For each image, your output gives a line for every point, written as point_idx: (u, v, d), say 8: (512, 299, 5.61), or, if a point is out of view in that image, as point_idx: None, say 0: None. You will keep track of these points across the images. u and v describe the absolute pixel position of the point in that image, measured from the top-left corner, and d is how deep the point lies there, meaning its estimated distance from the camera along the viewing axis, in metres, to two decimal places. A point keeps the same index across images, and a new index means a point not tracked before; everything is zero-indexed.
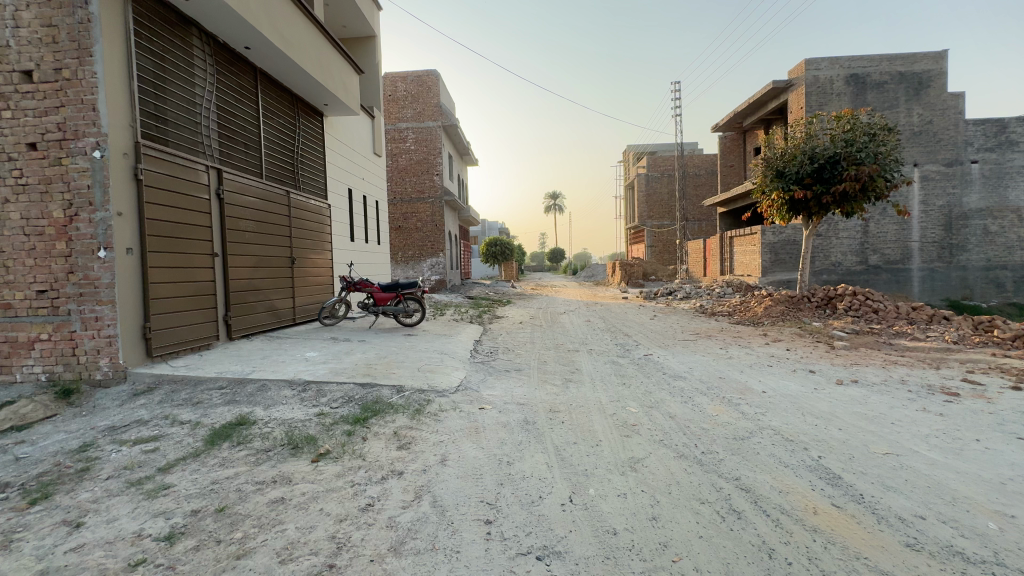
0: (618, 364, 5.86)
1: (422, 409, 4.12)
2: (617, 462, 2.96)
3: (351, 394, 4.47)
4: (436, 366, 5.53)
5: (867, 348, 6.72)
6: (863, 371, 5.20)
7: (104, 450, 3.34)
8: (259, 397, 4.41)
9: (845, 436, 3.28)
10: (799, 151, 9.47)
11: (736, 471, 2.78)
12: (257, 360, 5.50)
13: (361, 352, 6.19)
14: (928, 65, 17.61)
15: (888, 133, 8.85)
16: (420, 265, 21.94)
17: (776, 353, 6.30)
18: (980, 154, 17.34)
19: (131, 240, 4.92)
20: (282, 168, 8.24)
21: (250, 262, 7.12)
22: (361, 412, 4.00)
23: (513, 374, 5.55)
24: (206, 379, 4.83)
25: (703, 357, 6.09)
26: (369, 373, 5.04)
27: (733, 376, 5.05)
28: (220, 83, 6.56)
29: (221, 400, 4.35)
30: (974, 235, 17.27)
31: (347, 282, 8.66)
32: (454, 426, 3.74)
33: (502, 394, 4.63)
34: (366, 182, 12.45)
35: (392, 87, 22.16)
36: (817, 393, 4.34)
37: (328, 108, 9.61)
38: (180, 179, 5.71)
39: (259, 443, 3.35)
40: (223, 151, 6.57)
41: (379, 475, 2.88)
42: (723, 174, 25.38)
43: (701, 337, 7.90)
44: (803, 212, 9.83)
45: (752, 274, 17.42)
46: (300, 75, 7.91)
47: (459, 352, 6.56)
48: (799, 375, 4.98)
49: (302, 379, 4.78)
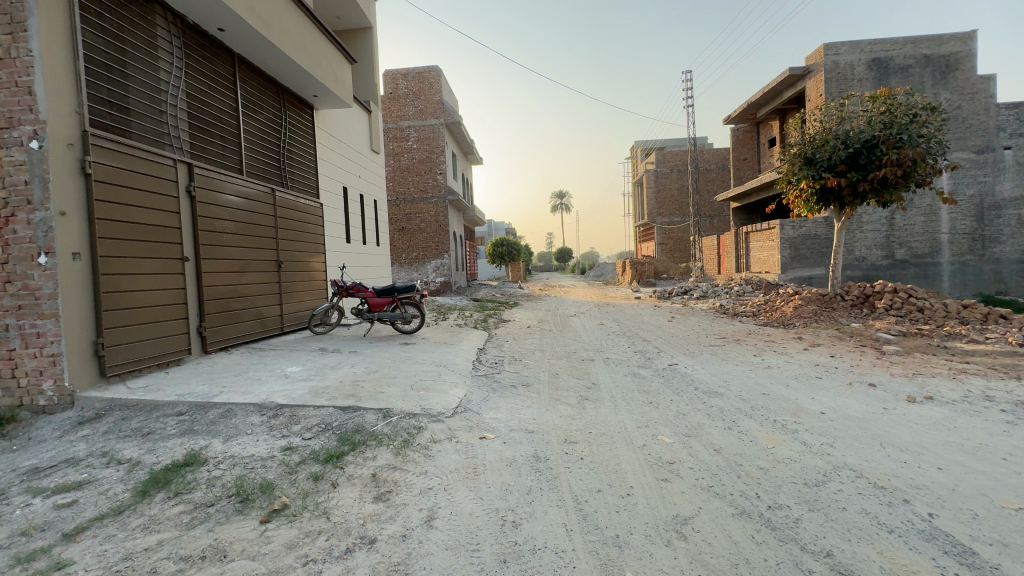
0: (641, 378, 5.09)
1: (409, 441, 3.41)
2: (658, 523, 2.23)
3: (328, 421, 3.78)
4: (432, 383, 4.81)
5: (921, 355, 5.90)
6: (933, 385, 4.39)
7: (9, 505, 2.67)
8: (221, 426, 3.73)
9: (952, 480, 2.53)
10: (831, 135, 8.66)
11: (824, 541, 2.05)
12: (229, 378, 4.83)
13: (349, 366, 5.49)
14: (955, 47, 16.67)
15: (934, 112, 7.95)
16: (424, 267, 21.34)
17: (821, 362, 5.49)
18: (1013, 140, 16.31)
19: (79, 244, 4.28)
20: (266, 163, 7.57)
21: (233, 268, 6.53)
22: (337, 446, 3.30)
23: (520, 390, 4.83)
24: (164, 403, 4.16)
25: (738, 367, 5.34)
26: (353, 394, 4.35)
27: (779, 392, 4.28)
28: (192, 69, 5.93)
29: (175, 431, 3.68)
30: (1008, 227, 16.14)
31: (339, 288, 7.99)
32: (447, 465, 3.03)
33: (506, 418, 3.91)
34: (364, 181, 11.82)
35: (392, 84, 21.53)
36: (890, 416, 3.55)
37: (317, 100, 8.94)
38: (144, 175, 5.07)
39: (201, 494, 2.66)
40: (195, 144, 5.92)
41: (344, 546, 2.17)
42: (736, 168, 24.54)
43: (730, 342, 7.10)
44: (835, 203, 9.01)
45: (771, 271, 16.53)
46: (284, 62, 7.27)
47: (459, 363, 5.83)
48: (857, 391, 4.22)
49: (275, 402, 4.10)
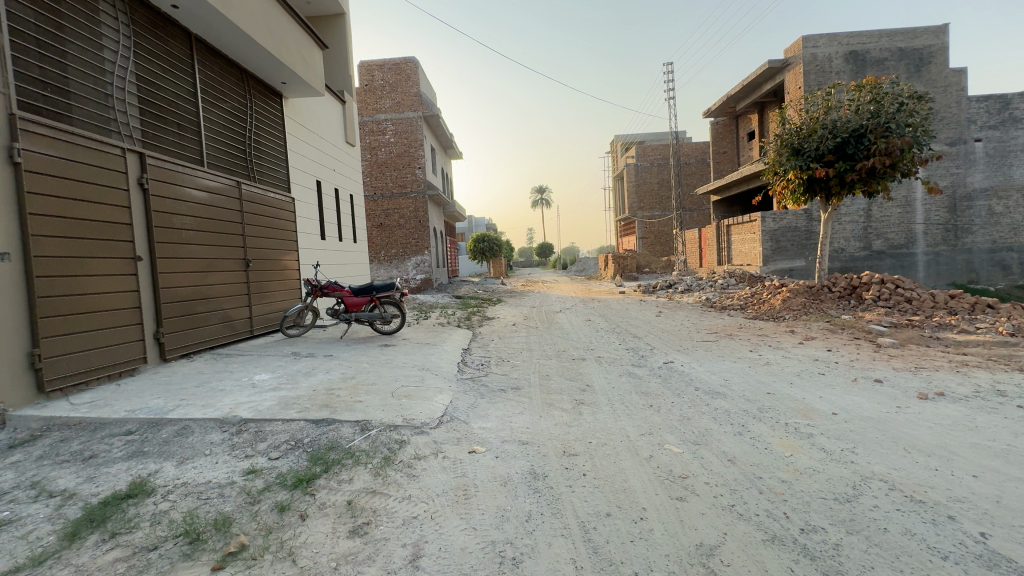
0: (637, 378, 4.81)
1: (391, 459, 3.05)
2: (680, 556, 1.94)
3: (299, 437, 3.39)
4: (414, 390, 4.44)
5: (916, 347, 5.77)
6: (939, 380, 4.20)
7: None
8: (176, 446, 3.30)
9: (993, 491, 2.30)
10: (819, 124, 8.55)
11: (873, 573, 1.78)
12: (189, 390, 4.37)
13: (323, 372, 5.07)
14: (928, 40, 16.90)
15: (920, 100, 7.90)
16: (404, 264, 20.80)
17: (820, 356, 5.29)
18: (983, 132, 16.65)
19: (8, 242, 3.78)
20: (230, 154, 7.04)
21: (197, 268, 6.05)
22: (308, 467, 2.93)
23: (510, 395, 4.51)
24: (110, 421, 3.68)
25: (735, 364, 5.12)
26: (328, 404, 3.96)
27: (785, 391, 4.04)
28: (142, 49, 5.38)
29: (122, 454, 3.24)
30: (979, 216, 16.48)
31: (313, 287, 7.52)
32: (435, 487, 2.69)
33: (497, 428, 3.58)
34: (339, 174, 11.29)
35: (368, 76, 20.80)
36: (906, 416, 3.34)
37: (287, 87, 8.40)
38: (88, 165, 4.55)
39: (141, 535, 2.25)
40: (147, 133, 5.40)
41: None
42: (716, 161, 24.66)
43: (722, 337, 6.89)
44: (821, 193, 8.92)
45: (753, 263, 16.55)
46: (248, 45, 6.75)
47: (443, 366, 5.46)
48: (864, 388, 4.02)
49: (238, 417, 3.68)
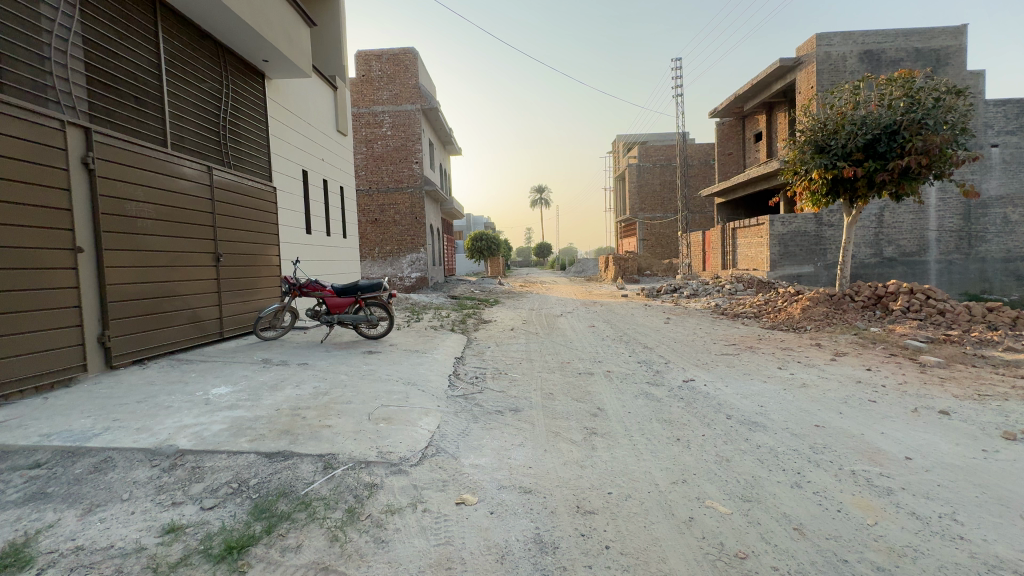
0: (656, 401, 4.12)
1: (356, 512, 2.38)
2: None
3: (245, 477, 2.70)
4: (395, 412, 3.75)
5: (965, 367, 5.13)
6: (1014, 413, 3.56)
7: None
8: (90, 487, 2.61)
9: None
10: (847, 120, 7.92)
11: None
12: (128, 408, 3.66)
13: (292, 386, 4.36)
14: (946, 41, 16.33)
15: (959, 95, 7.29)
16: (399, 262, 20.09)
17: (862, 378, 4.64)
18: (999, 137, 16.10)
19: None
20: (201, 135, 6.32)
21: (159, 263, 5.36)
22: (248, 525, 2.25)
23: (508, 419, 3.83)
24: (16, 449, 2.96)
25: (768, 386, 4.46)
26: (290, 431, 3.28)
27: (837, 423, 3.38)
28: (91, 9, 4.68)
29: (15, 496, 2.53)
30: (993, 225, 15.88)
31: (291, 286, 6.83)
32: (408, 562, 2.01)
33: (492, 467, 2.92)
34: (328, 164, 10.56)
35: (365, 66, 20.03)
36: (1001, 466, 2.69)
37: (269, 66, 7.70)
38: (16, 139, 3.86)
39: None
40: (96, 105, 4.70)
41: None
42: (721, 162, 24.06)
43: (743, 350, 6.22)
44: (845, 195, 8.29)
45: (759, 268, 15.89)
46: (222, 15, 6.07)
47: (431, 381, 4.77)
48: (931, 423, 3.35)
49: (176, 447, 2.99)
